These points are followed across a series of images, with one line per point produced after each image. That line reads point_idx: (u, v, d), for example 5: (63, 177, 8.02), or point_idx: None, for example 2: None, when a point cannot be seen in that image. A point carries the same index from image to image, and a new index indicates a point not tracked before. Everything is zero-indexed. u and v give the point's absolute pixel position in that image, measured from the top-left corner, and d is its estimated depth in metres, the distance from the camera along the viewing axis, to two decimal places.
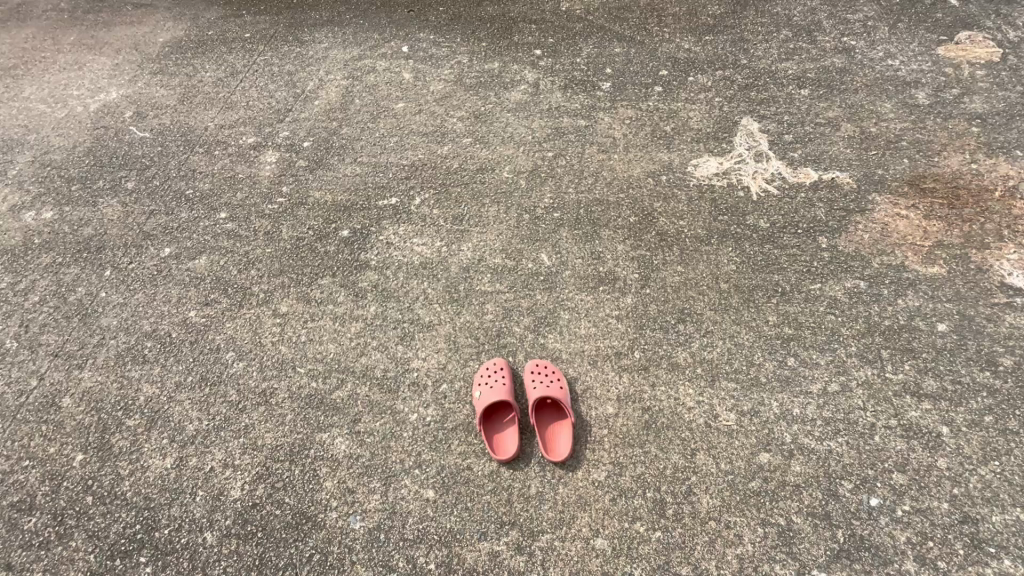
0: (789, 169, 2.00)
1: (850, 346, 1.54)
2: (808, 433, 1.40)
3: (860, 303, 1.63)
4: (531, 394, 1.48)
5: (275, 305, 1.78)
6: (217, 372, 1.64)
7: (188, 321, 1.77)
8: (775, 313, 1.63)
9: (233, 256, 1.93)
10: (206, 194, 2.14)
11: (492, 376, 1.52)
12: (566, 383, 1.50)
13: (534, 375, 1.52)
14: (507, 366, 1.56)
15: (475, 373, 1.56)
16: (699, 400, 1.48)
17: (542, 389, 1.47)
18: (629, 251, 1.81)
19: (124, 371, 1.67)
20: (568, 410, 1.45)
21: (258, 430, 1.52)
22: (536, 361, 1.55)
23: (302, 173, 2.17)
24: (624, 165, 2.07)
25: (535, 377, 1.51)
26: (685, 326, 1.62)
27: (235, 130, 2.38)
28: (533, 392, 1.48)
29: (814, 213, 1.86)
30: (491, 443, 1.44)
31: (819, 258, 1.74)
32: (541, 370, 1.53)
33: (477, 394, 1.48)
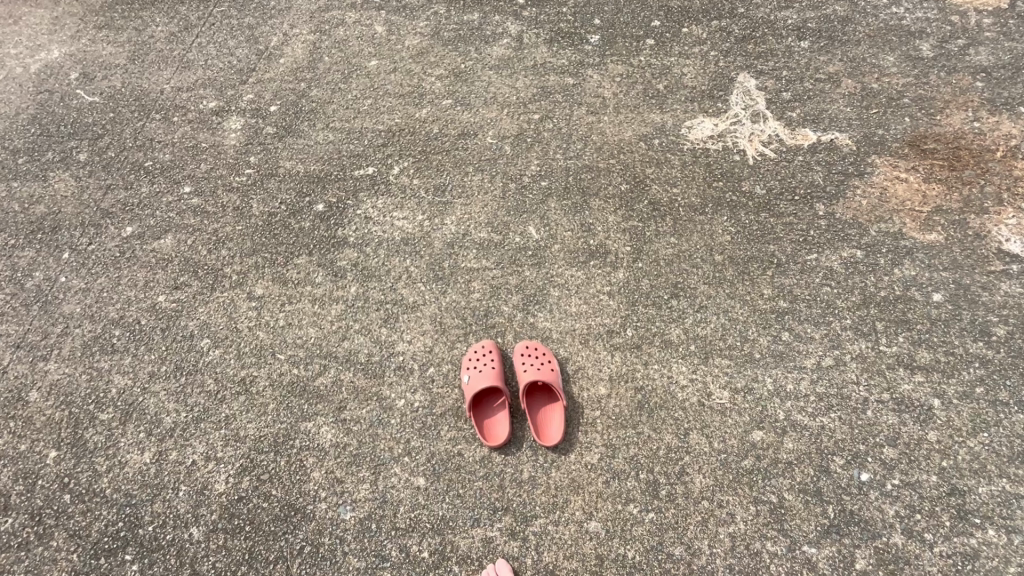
0: (786, 130, 1.90)
1: (845, 319, 1.51)
2: (802, 409, 1.39)
3: (856, 273, 1.59)
4: (521, 377, 1.44)
5: (250, 288, 1.69)
6: (192, 361, 1.57)
7: (157, 306, 1.67)
8: (770, 286, 1.58)
9: (201, 234, 1.81)
10: (167, 167, 1.99)
11: (481, 359, 1.47)
12: (558, 364, 1.46)
13: (525, 356, 1.47)
14: (496, 348, 1.51)
15: (464, 355, 1.51)
16: (692, 378, 1.45)
17: (533, 372, 1.43)
18: (620, 222, 1.73)
19: (92, 362, 1.58)
20: (560, 393, 1.41)
21: (240, 420, 1.47)
22: (527, 342, 1.50)
23: (270, 141, 2.02)
24: (614, 128, 1.95)
25: (526, 359, 1.46)
26: (678, 301, 1.57)
27: (194, 93, 2.19)
28: (524, 375, 1.44)
29: (812, 178, 1.78)
30: (481, 428, 1.40)
31: (816, 226, 1.68)
32: (532, 351, 1.48)
33: (466, 378, 1.44)
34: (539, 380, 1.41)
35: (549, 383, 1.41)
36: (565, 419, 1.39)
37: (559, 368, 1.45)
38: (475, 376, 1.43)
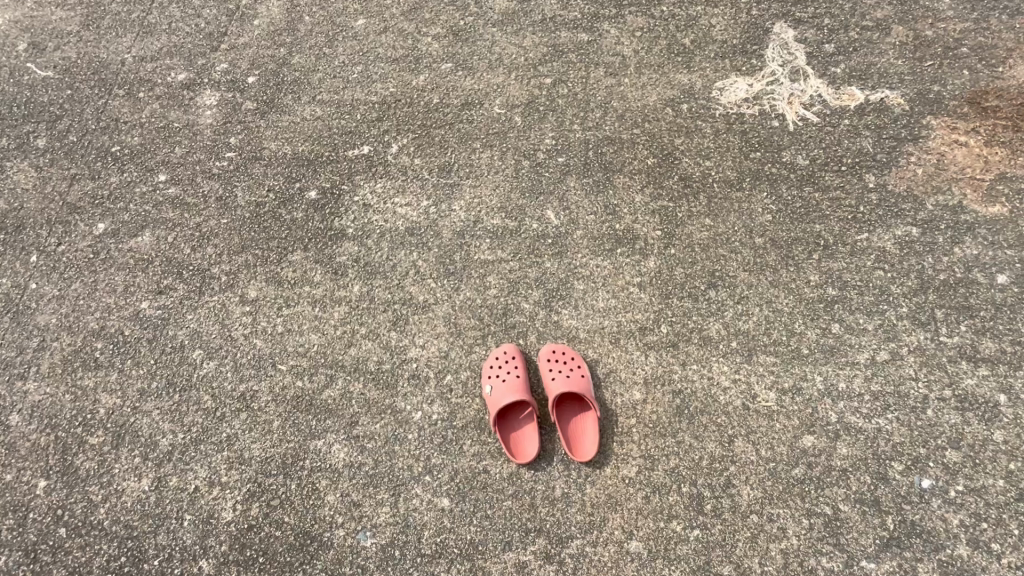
0: (830, 89, 1.70)
1: (901, 307, 1.38)
2: (856, 410, 1.28)
3: (912, 254, 1.44)
4: (549, 386, 1.32)
5: (242, 290, 1.53)
6: (185, 375, 1.43)
7: (141, 314, 1.52)
8: (817, 272, 1.44)
9: (182, 230, 1.63)
10: (137, 152, 1.78)
11: (504, 367, 1.34)
12: (589, 369, 1.34)
13: (552, 363, 1.34)
14: (519, 353, 1.38)
15: (484, 362, 1.38)
16: (735, 379, 1.33)
17: (562, 381, 1.31)
18: (647, 202, 1.56)
19: (76, 379, 1.44)
20: (593, 403, 1.30)
21: (243, 441, 1.35)
22: (553, 346, 1.37)
23: (251, 119, 1.80)
24: (636, 92, 1.74)
25: (553, 366, 1.34)
26: (716, 291, 1.43)
27: (160, 64, 1.94)
28: (552, 384, 1.32)
29: (860, 145, 1.60)
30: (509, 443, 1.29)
31: (867, 201, 1.51)
32: (560, 356, 1.35)
33: (488, 390, 1.32)
34: (569, 390, 1.29)
35: (580, 394, 1.29)
36: (599, 431, 1.28)
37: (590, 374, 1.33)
38: (499, 387, 1.32)
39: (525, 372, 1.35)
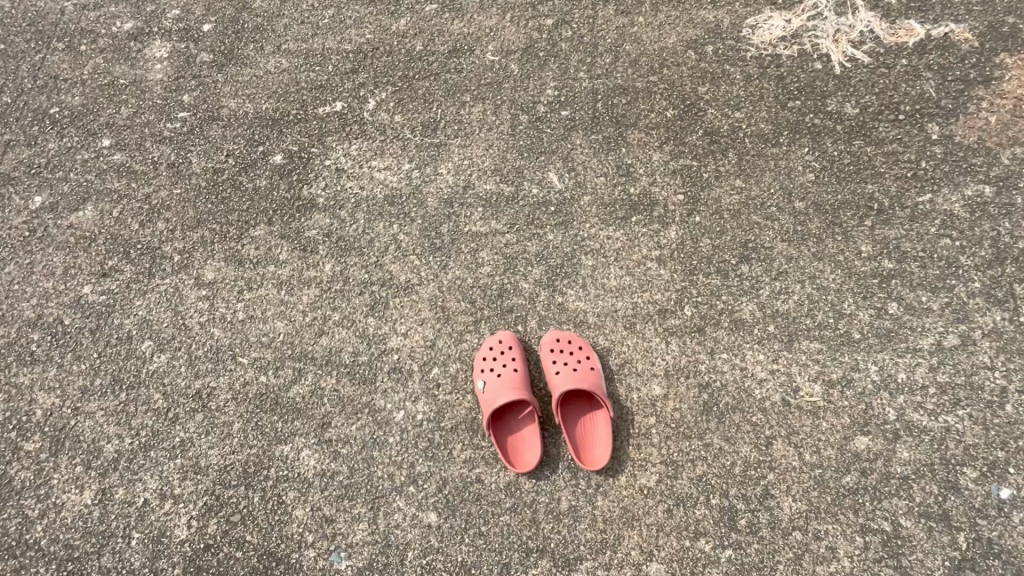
0: (883, 23, 1.43)
1: (973, 282, 1.15)
2: (919, 406, 1.07)
3: (984, 219, 1.21)
4: (553, 381, 1.13)
5: (197, 271, 1.32)
6: (133, 371, 1.24)
7: (83, 300, 1.32)
8: (870, 241, 1.21)
9: (130, 202, 1.42)
10: (79, 114, 1.55)
11: (499, 358, 1.15)
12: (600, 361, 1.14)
13: (557, 353, 1.15)
14: (518, 342, 1.18)
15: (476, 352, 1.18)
16: (773, 370, 1.12)
17: (569, 375, 1.12)
18: (667, 162, 1.33)
19: (9, 376, 1.26)
20: (604, 401, 1.11)
21: (199, 446, 1.16)
22: (557, 333, 1.17)
23: (207, 73, 1.57)
24: (653, 32, 1.48)
25: (558, 356, 1.15)
26: (749, 266, 1.21)
27: (103, 12, 1.69)
28: (557, 378, 1.12)
29: (920, 89, 1.35)
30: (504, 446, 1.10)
31: (929, 156, 1.27)
32: (565, 345, 1.15)
33: (482, 385, 1.13)
34: (576, 386, 1.10)
35: (590, 391, 1.10)
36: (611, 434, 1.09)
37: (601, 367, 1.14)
38: (494, 382, 1.12)
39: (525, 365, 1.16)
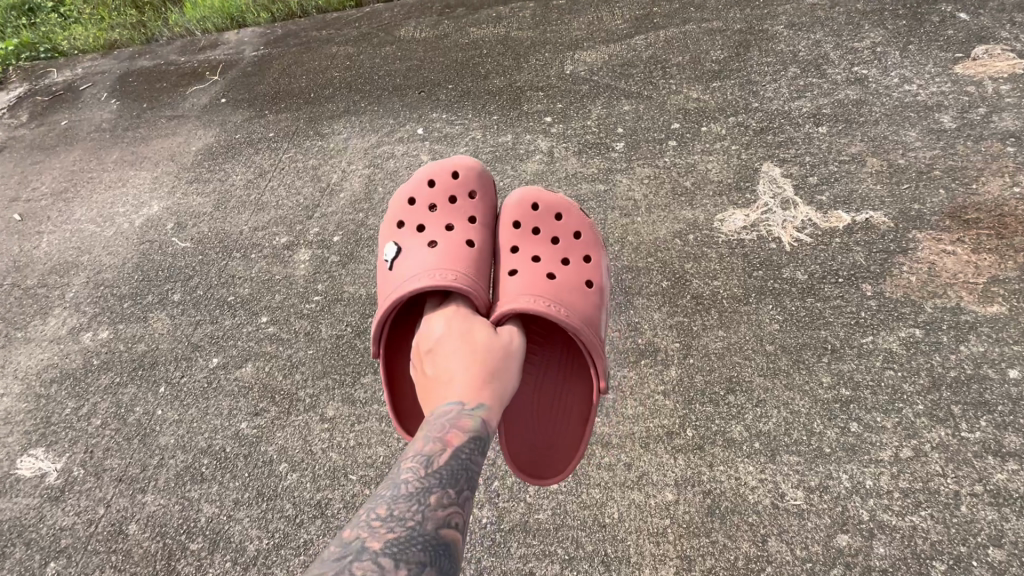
0: (819, 213, 1.95)
1: (917, 405, 1.48)
2: (887, 508, 1.34)
3: (919, 353, 1.56)
4: (506, 261, 1.76)
5: (322, 410, 1.82)
6: (272, 486, 1.68)
7: (241, 434, 1.82)
8: (829, 374, 1.57)
9: (277, 359, 1.99)
10: (248, 299, 2.23)
11: (457, 214, 1.83)
12: (601, 267, 1.78)
13: (520, 230, 1.80)
14: (491, 207, 1.90)
15: (414, 207, 1.87)
16: (762, 479, 1.42)
17: (541, 272, 1.70)
18: (665, 319, 1.78)
19: (185, 492, 1.72)
20: (587, 309, 1.64)
21: (318, 545, 1.55)
22: (516, 218, 1.83)
23: (335, 269, 2.25)
24: (648, 228, 2.06)
25: (526, 236, 1.80)
26: (735, 396, 1.57)
27: (268, 231, 2.49)
28: (514, 259, 1.75)
29: (853, 258, 1.80)
30: (426, 371, 1.50)
31: (867, 307, 1.68)
32: (541, 217, 1.84)
33: (417, 251, 1.74)
34: (543, 290, 1.64)
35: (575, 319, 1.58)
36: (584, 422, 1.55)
37: (599, 271, 1.77)
38: (450, 239, 1.76)
39: (484, 231, 1.83)
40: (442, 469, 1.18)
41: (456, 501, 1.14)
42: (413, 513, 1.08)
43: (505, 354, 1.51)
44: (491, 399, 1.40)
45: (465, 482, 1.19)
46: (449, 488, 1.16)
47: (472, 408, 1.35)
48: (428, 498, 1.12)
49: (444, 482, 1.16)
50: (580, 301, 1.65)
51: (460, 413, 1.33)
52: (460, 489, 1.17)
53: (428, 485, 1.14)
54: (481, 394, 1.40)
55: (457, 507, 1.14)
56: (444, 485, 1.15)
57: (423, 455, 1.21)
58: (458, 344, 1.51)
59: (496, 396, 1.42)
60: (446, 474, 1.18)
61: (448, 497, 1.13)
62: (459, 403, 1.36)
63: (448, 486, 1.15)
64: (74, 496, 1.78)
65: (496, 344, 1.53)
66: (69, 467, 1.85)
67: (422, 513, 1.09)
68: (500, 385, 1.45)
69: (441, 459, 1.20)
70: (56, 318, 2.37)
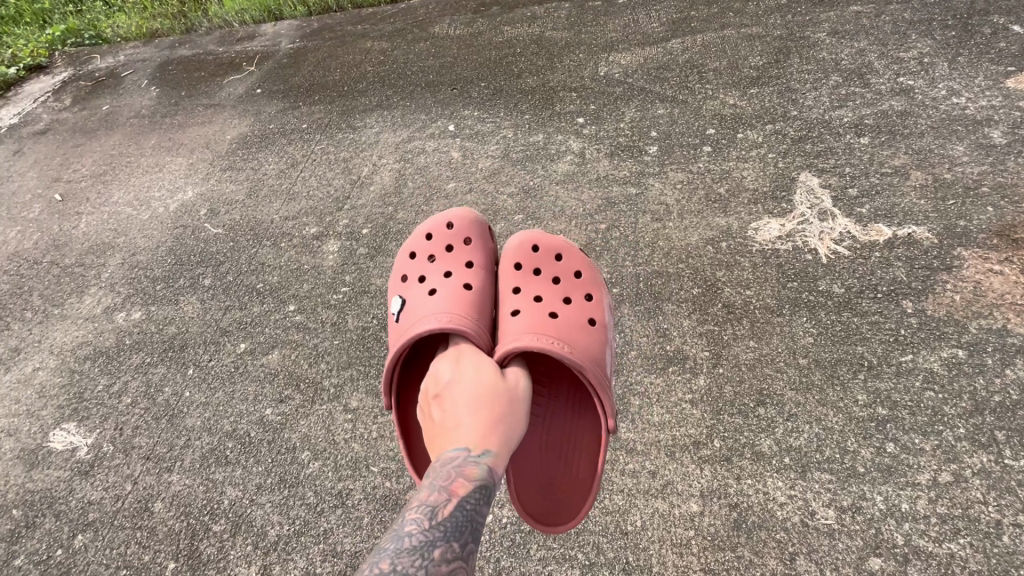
0: (858, 226, 1.90)
1: (958, 429, 1.42)
2: (923, 533, 1.29)
3: (961, 375, 1.51)
4: (507, 303, 1.71)
5: (346, 401, 1.83)
6: (295, 473, 1.69)
7: (266, 419, 1.84)
8: (864, 391, 1.52)
9: (303, 348, 2.01)
10: (276, 287, 2.25)
11: (457, 260, 1.81)
12: (603, 305, 1.73)
13: (520, 270, 1.76)
14: (490, 251, 1.88)
15: (415, 260, 1.86)
16: (792, 495, 1.39)
17: (543, 312, 1.66)
18: (695, 327, 1.75)
19: (209, 474, 1.75)
20: (592, 347, 1.59)
21: (337, 534, 1.56)
22: (513, 257, 1.80)
23: (363, 261, 2.26)
24: (679, 234, 2.03)
25: (526, 277, 1.76)
26: (765, 409, 1.54)
27: (299, 221, 2.51)
28: (515, 299, 1.71)
29: (893, 273, 1.75)
30: (433, 416, 1.46)
31: (907, 325, 1.63)
32: (541, 258, 1.80)
33: (420, 299, 1.72)
34: (546, 330, 1.60)
35: (579, 358, 1.53)
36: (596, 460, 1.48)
37: (602, 308, 1.73)
38: (450, 285, 1.73)
39: (485, 274, 1.80)
40: (446, 521, 1.16)
41: (460, 554, 1.13)
42: (417, 568, 1.06)
43: (512, 396, 1.47)
44: (499, 446, 1.36)
45: (469, 534, 1.17)
46: (453, 540, 1.14)
47: (479, 456, 1.31)
48: (432, 551, 1.10)
49: (448, 534, 1.15)
50: (585, 339, 1.60)
51: (465, 461, 1.30)
52: (464, 540, 1.16)
53: (431, 539, 1.12)
54: (488, 440, 1.36)
55: (460, 561, 1.12)
56: (448, 538, 1.14)
57: (427, 506, 1.19)
58: (466, 387, 1.47)
59: (503, 442, 1.38)
60: (450, 526, 1.16)
61: (452, 551, 1.11)
62: (465, 451, 1.32)
63: (452, 539, 1.13)
64: (103, 472, 1.82)
65: (502, 387, 1.49)
66: (99, 443, 1.90)
67: (425, 569, 1.07)
68: (508, 429, 1.41)
69: (446, 511, 1.18)
70: (91, 297, 2.43)
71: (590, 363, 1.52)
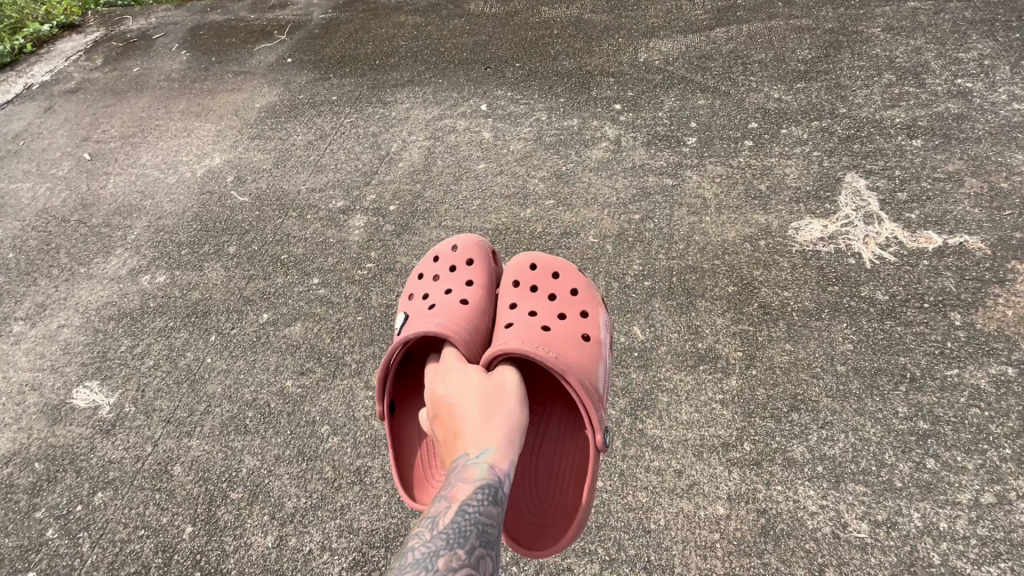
0: (906, 232, 1.82)
1: (1003, 449, 1.37)
2: (961, 554, 1.24)
3: (1010, 394, 1.45)
4: (503, 317, 1.66)
5: (367, 378, 1.81)
6: (313, 447, 1.68)
7: (286, 391, 1.83)
8: (905, 404, 1.46)
9: (326, 322, 1.99)
10: (301, 259, 2.23)
11: (457, 279, 1.75)
12: (601, 321, 1.65)
13: (519, 287, 1.71)
14: (494, 273, 1.83)
15: (420, 280, 1.81)
16: (824, 505, 1.34)
17: (535, 323, 1.59)
18: (729, 325, 1.70)
19: (228, 441, 1.75)
20: (585, 362, 1.51)
21: (354, 511, 1.55)
22: (512, 274, 1.75)
23: (389, 238, 2.23)
24: (716, 229, 1.97)
25: (525, 293, 1.70)
26: (799, 415, 1.49)
27: (325, 194, 2.48)
28: (510, 313, 1.65)
29: (942, 283, 1.68)
30: (437, 432, 1.44)
31: (954, 337, 1.56)
32: (540, 276, 1.74)
33: (416, 313, 1.68)
34: (537, 339, 1.53)
35: (567, 366, 1.46)
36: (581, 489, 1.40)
37: (600, 325, 1.64)
38: (448, 300, 1.68)
39: (485, 292, 1.73)
40: (448, 529, 1.12)
41: (467, 561, 1.08)
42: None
43: (510, 399, 1.43)
44: (498, 441, 1.32)
45: (477, 538, 1.11)
46: (459, 546, 1.09)
47: (477, 456, 1.28)
48: (436, 562, 1.06)
49: (453, 542, 1.10)
50: (574, 350, 1.53)
51: (467, 466, 1.26)
52: (472, 545, 1.10)
53: (435, 550, 1.08)
54: (485, 439, 1.32)
55: (467, 568, 1.06)
56: (452, 545, 1.09)
57: (430, 517, 1.16)
58: (463, 393, 1.44)
59: (502, 435, 1.34)
60: (454, 533, 1.11)
61: (457, 558, 1.06)
62: (464, 457, 1.29)
63: (455, 546, 1.08)
64: (124, 432, 1.83)
65: (494, 387, 1.46)
66: (121, 403, 1.90)
67: None
68: (506, 423, 1.37)
69: (447, 518, 1.14)
70: (117, 257, 2.43)
71: (573, 370, 1.46)
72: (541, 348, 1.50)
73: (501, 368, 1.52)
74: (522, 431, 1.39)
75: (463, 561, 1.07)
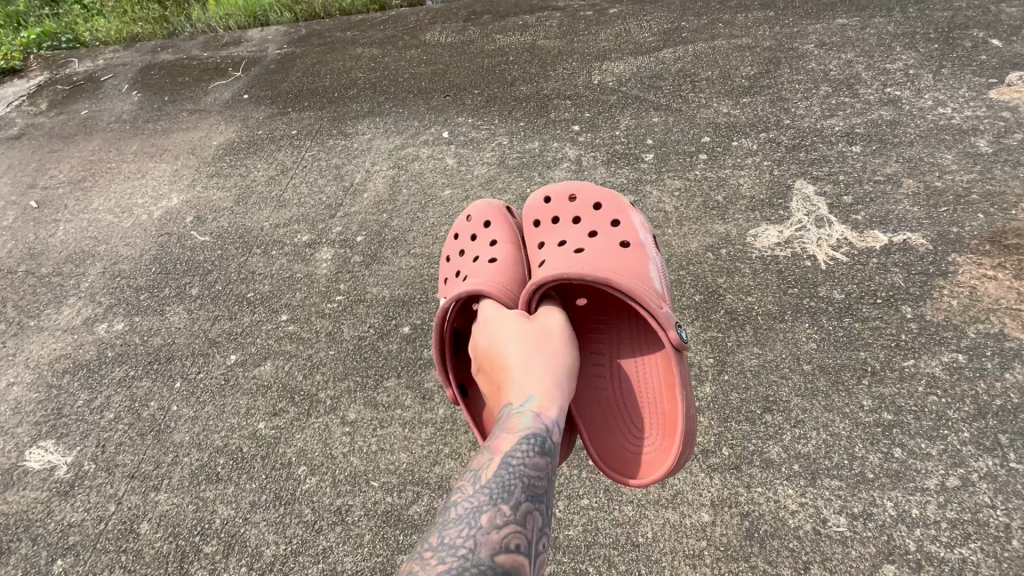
0: (854, 233, 1.92)
1: (962, 432, 1.44)
2: (934, 539, 1.29)
3: (962, 380, 1.53)
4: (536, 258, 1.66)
5: (344, 413, 1.77)
6: (290, 490, 1.63)
7: (258, 434, 1.77)
8: (869, 397, 1.53)
9: (297, 360, 1.94)
10: (267, 296, 2.18)
11: (481, 244, 1.76)
12: (634, 224, 1.65)
13: (543, 224, 1.71)
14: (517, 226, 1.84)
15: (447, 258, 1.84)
16: (802, 504, 1.37)
17: (569, 249, 1.58)
18: (699, 333, 1.74)
19: (199, 492, 1.67)
20: (631, 266, 1.52)
21: (337, 554, 1.50)
22: (535, 211, 1.75)
23: (358, 269, 2.21)
24: (679, 240, 2.03)
25: (550, 228, 1.69)
26: (772, 416, 1.53)
27: (290, 229, 2.45)
28: (543, 251, 1.65)
29: (891, 280, 1.77)
30: (486, 384, 1.45)
31: (907, 330, 1.65)
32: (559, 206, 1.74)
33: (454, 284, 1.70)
34: (581, 259, 1.54)
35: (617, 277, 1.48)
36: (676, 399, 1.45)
37: (635, 228, 1.64)
38: (477, 264, 1.70)
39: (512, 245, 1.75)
40: (491, 483, 1.10)
41: (514, 517, 1.06)
42: (465, 538, 1.01)
43: (556, 342, 1.42)
44: (543, 388, 1.30)
45: (522, 493, 1.10)
46: (505, 503, 1.08)
47: (522, 405, 1.27)
48: (478, 519, 1.04)
49: (497, 497, 1.08)
50: (617, 259, 1.54)
51: (511, 416, 1.25)
52: (517, 502, 1.09)
53: (480, 506, 1.07)
54: (530, 386, 1.31)
55: (514, 525, 1.05)
56: (496, 501, 1.07)
57: (473, 470, 1.15)
58: (503, 343, 1.44)
59: (548, 381, 1.32)
60: (497, 487, 1.10)
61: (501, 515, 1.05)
62: (508, 407, 1.28)
63: (499, 502, 1.07)
64: (84, 492, 1.72)
65: (538, 327, 1.47)
66: (79, 461, 1.80)
67: (474, 538, 1.01)
68: (552, 369, 1.35)
69: (491, 471, 1.12)
70: (70, 307, 2.33)
71: (620, 277, 1.48)
72: (583, 267, 1.50)
73: (544, 311, 1.53)
74: (569, 370, 1.39)
75: (508, 518, 1.06)
